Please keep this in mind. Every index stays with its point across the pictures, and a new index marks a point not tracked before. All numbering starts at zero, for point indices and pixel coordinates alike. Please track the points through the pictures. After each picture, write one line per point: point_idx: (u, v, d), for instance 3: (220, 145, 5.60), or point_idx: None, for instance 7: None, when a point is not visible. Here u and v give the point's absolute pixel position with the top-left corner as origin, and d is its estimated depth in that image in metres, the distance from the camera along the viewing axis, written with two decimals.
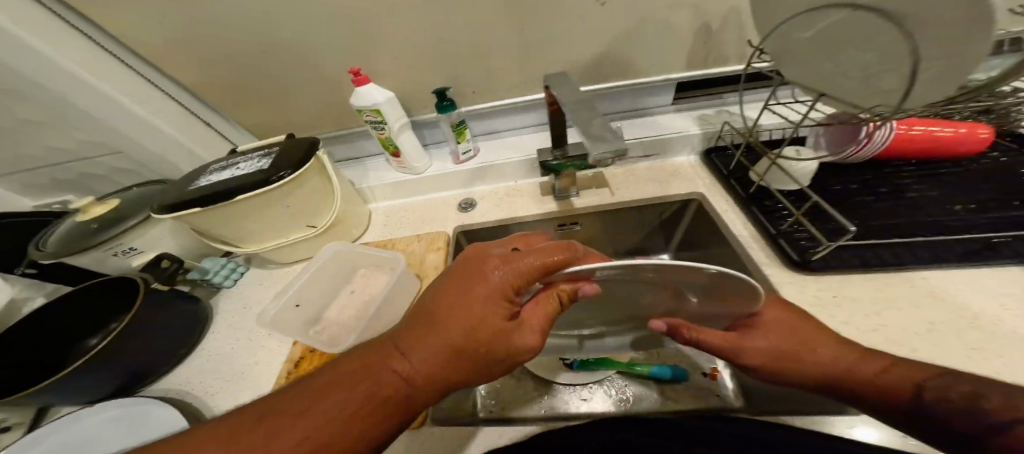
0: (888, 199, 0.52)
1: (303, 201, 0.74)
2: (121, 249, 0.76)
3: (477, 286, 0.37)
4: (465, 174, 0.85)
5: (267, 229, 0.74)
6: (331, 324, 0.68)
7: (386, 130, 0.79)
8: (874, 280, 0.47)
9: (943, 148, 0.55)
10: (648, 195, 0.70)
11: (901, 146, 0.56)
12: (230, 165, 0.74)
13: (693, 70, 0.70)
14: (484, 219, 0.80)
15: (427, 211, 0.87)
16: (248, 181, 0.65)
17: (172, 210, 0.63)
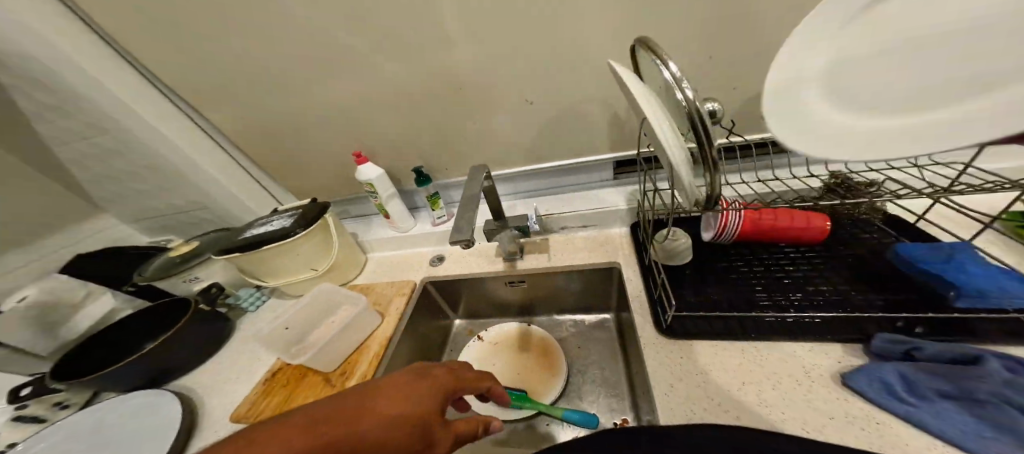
0: (794, 275, 0.52)
1: (310, 250, 0.90)
2: (189, 279, 0.93)
3: (421, 384, 0.43)
4: (439, 234, 0.99)
5: (280, 271, 0.90)
6: (307, 348, 0.80)
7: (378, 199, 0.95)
8: (743, 346, 0.49)
9: (793, 235, 0.54)
10: (577, 259, 0.77)
11: (750, 235, 0.56)
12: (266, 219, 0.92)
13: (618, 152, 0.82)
14: (446, 273, 0.91)
15: (406, 262, 1.01)
16: (270, 235, 0.83)
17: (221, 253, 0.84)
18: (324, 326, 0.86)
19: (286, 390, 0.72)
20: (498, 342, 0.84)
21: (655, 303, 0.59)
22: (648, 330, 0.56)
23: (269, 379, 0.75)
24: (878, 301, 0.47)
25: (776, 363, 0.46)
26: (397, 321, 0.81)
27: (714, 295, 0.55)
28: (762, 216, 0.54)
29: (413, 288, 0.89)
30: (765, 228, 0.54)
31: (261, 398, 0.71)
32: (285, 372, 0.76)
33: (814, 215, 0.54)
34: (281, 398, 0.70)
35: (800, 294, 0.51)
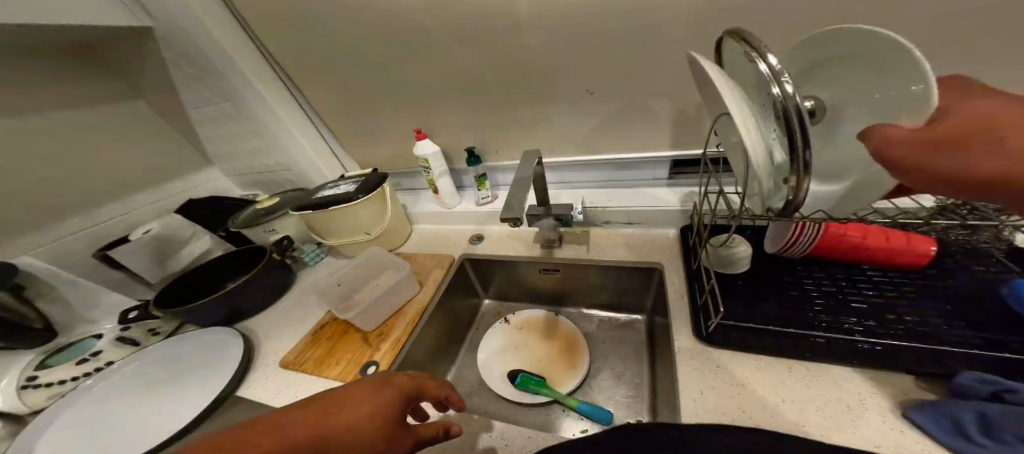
0: (859, 300, 0.47)
1: (368, 215, 0.98)
2: (268, 230, 1.05)
3: (385, 390, 0.46)
4: (481, 215, 1.02)
5: (340, 231, 0.99)
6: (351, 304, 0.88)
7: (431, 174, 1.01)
8: (791, 363, 0.44)
9: (883, 258, 0.47)
10: (616, 255, 0.75)
11: (825, 251, 0.50)
12: (334, 185, 1.02)
13: (676, 151, 0.79)
14: (483, 252, 0.94)
15: (447, 237, 1.06)
16: (338, 198, 0.92)
17: (297, 209, 0.94)
18: (370, 284, 0.93)
19: (331, 339, 0.79)
20: (526, 328, 0.85)
21: (695, 311, 0.55)
22: (683, 334, 0.53)
23: (318, 327, 0.84)
24: (977, 340, 0.39)
25: (827, 387, 0.41)
26: (433, 290, 0.86)
27: (766, 310, 0.50)
28: (845, 232, 0.48)
29: (451, 262, 0.93)
30: (846, 247, 0.48)
31: (310, 344, 0.79)
32: (331, 322, 0.84)
33: (917, 238, 0.47)
34: (327, 344, 0.78)
35: (873, 319, 0.44)
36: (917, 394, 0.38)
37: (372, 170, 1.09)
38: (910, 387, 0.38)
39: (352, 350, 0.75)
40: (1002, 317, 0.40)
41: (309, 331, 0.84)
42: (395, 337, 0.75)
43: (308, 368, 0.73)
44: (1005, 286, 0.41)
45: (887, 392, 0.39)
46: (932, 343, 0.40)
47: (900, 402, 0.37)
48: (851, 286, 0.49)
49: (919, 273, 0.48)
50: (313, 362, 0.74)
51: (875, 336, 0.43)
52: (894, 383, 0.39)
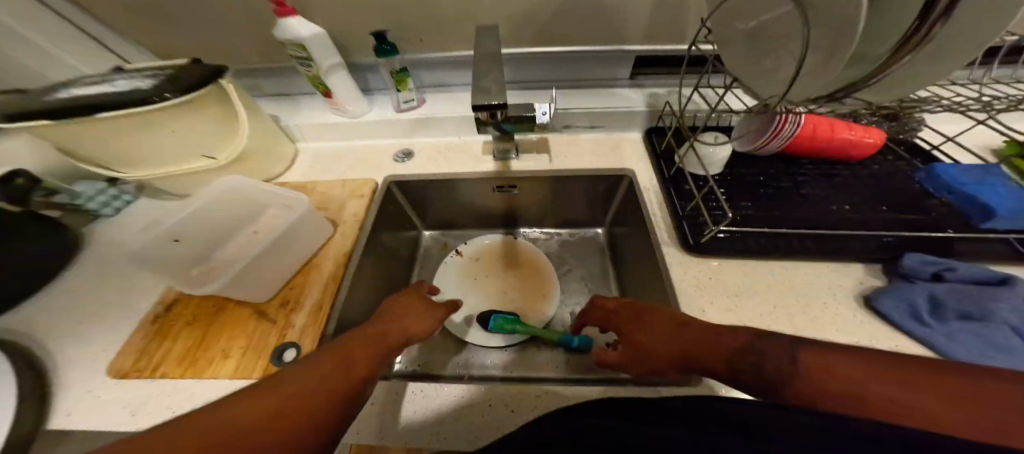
0: (803, 195, 0.55)
1: (202, 129, 0.59)
2: None
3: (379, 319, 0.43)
4: (404, 125, 0.76)
5: (147, 158, 0.58)
6: (216, 268, 0.56)
7: (314, 67, 0.67)
8: (769, 265, 0.50)
9: (839, 151, 0.56)
10: (583, 164, 0.68)
11: (801, 146, 0.56)
12: (105, 79, 0.55)
13: (643, 43, 0.70)
14: (418, 171, 0.73)
15: (356, 156, 0.77)
16: (119, 97, 0.50)
17: (14, 119, 0.47)
18: (240, 236, 0.61)
19: (201, 327, 0.50)
20: (480, 258, 0.75)
21: (676, 219, 0.55)
22: (668, 245, 0.54)
23: (159, 316, 0.52)
24: (878, 220, 0.50)
25: (800, 286, 0.48)
26: (356, 229, 0.63)
27: (739, 211, 0.54)
28: (822, 127, 0.54)
29: (374, 190, 0.69)
30: (820, 140, 0.54)
31: (156, 344, 0.48)
32: (188, 305, 0.53)
33: (870, 131, 0.55)
34: (196, 336, 0.49)
35: (815, 214, 0.53)
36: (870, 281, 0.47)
37: (188, 59, 0.63)
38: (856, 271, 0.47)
39: (246, 332, 0.50)
40: (887, 201, 0.53)
41: (140, 325, 0.50)
42: (316, 303, 0.53)
43: (169, 375, 0.45)
44: (927, 171, 0.53)
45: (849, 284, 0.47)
46: (855, 228, 0.50)
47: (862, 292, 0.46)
48: (794, 184, 0.57)
49: (835, 168, 0.58)
50: (178, 364, 0.46)
51: (818, 227, 0.51)
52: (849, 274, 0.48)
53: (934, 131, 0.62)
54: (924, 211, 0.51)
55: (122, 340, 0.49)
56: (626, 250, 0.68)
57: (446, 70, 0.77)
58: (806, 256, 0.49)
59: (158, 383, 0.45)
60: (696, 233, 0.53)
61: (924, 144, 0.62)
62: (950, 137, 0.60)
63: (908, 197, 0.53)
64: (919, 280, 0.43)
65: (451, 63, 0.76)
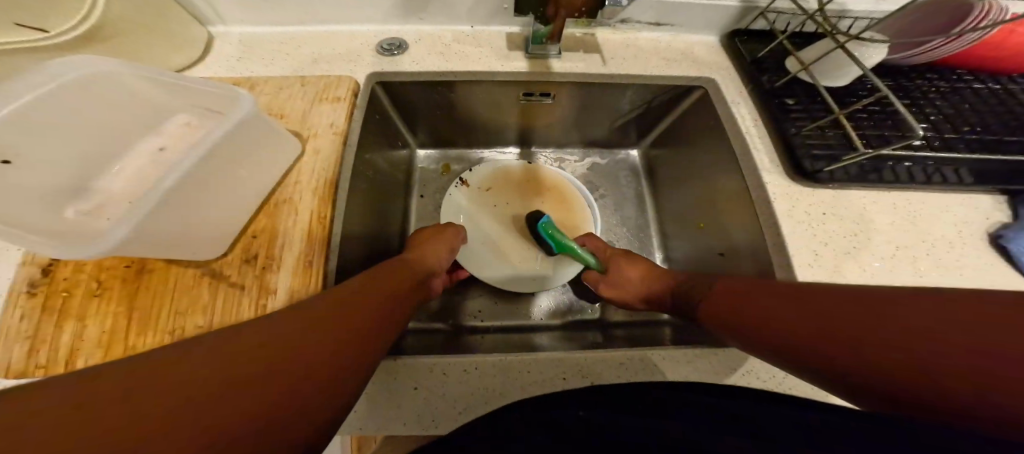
0: (921, 114, 0.45)
1: None
2: None
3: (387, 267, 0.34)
4: (394, 3, 0.52)
5: None
6: (110, 206, 0.34)
7: None
8: (892, 196, 0.42)
9: (1015, 60, 0.46)
10: (645, 69, 0.52)
11: (977, 52, 0.46)
12: None
13: None
14: (417, 69, 0.51)
15: (324, 47, 0.53)
16: None
17: None
18: (137, 152, 0.37)
19: (125, 299, 0.33)
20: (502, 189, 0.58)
21: (781, 142, 0.44)
22: (770, 173, 0.43)
23: (49, 286, 0.33)
24: (1010, 144, 0.42)
25: (920, 223, 0.40)
26: (338, 147, 0.42)
27: (862, 127, 0.43)
28: (1020, 26, 0.43)
29: (355, 91, 0.47)
30: (1006, 45, 0.44)
31: (56, 330, 0.31)
32: (98, 268, 0.34)
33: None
34: (119, 313, 0.32)
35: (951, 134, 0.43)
36: (997, 217, 0.41)
37: None
38: (983, 205, 0.42)
39: (201, 302, 0.33)
40: (1015, 123, 0.44)
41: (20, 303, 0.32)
42: (299, 257, 0.36)
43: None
44: None
45: (978, 218, 0.41)
46: (982, 153, 0.42)
47: (990, 226, 0.40)
48: (908, 100, 0.46)
49: (952, 84, 0.48)
50: (102, 356, 0.30)
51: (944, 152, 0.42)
52: (976, 208, 0.41)
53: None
54: None
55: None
56: (677, 176, 0.56)
57: None
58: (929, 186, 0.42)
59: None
60: (817, 157, 0.42)
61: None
62: None
63: None
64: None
65: None
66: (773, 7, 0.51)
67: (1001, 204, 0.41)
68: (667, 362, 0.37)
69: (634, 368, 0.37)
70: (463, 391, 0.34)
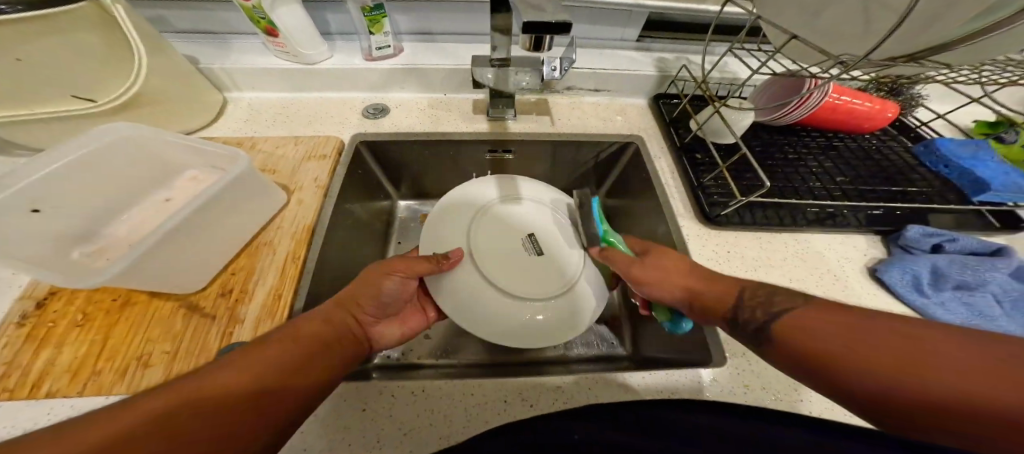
0: (805, 169, 0.55)
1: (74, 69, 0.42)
2: None
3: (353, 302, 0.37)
4: (379, 75, 0.63)
5: None
6: (112, 247, 0.41)
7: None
8: (786, 237, 0.50)
9: (855, 122, 0.57)
10: (586, 130, 0.62)
11: (822, 116, 0.56)
12: None
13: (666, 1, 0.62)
14: (396, 128, 0.61)
15: (317, 111, 0.63)
16: None
17: None
18: (143, 204, 0.44)
19: (103, 330, 0.37)
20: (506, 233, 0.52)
21: (689, 189, 0.53)
22: (684, 218, 0.51)
23: (38, 319, 0.38)
24: (876, 195, 0.51)
25: (812, 259, 0.48)
26: (318, 198, 0.50)
27: (747, 181, 0.53)
28: (845, 97, 0.54)
29: (340, 149, 0.56)
30: (840, 111, 0.55)
31: (34, 356, 0.35)
32: (87, 302, 0.39)
33: (888, 104, 0.56)
34: (95, 341, 0.36)
35: (821, 187, 0.52)
36: (874, 252, 0.49)
37: None
38: (862, 243, 0.50)
39: (172, 331, 0.38)
40: (880, 175, 0.54)
41: (9, 332, 0.37)
42: (268, 292, 0.41)
43: (55, 396, 0.33)
44: (924, 144, 0.56)
45: (858, 256, 0.48)
46: (858, 200, 0.50)
47: (869, 262, 0.48)
48: (796, 158, 0.56)
49: (830, 144, 0.59)
50: (66, 381, 0.34)
51: (825, 199, 0.51)
52: (856, 246, 0.49)
53: (923, 106, 0.63)
54: (912, 185, 0.53)
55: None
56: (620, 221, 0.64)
57: (431, 12, 0.66)
58: (813, 228, 0.50)
59: (31, 412, 0.32)
60: (715, 204, 0.50)
61: (908, 119, 0.64)
62: (935, 113, 0.62)
63: (894, 174, 0.55)
64: (921, 252, 0.45)
65: (436, 4, 0.65)
66: (680, 77, 0.64)
67: (875, 243, 0.50)
68: (597, 387, 0.41)
69: (569, 392, 0.41)
70: (408, 414, 0.38)
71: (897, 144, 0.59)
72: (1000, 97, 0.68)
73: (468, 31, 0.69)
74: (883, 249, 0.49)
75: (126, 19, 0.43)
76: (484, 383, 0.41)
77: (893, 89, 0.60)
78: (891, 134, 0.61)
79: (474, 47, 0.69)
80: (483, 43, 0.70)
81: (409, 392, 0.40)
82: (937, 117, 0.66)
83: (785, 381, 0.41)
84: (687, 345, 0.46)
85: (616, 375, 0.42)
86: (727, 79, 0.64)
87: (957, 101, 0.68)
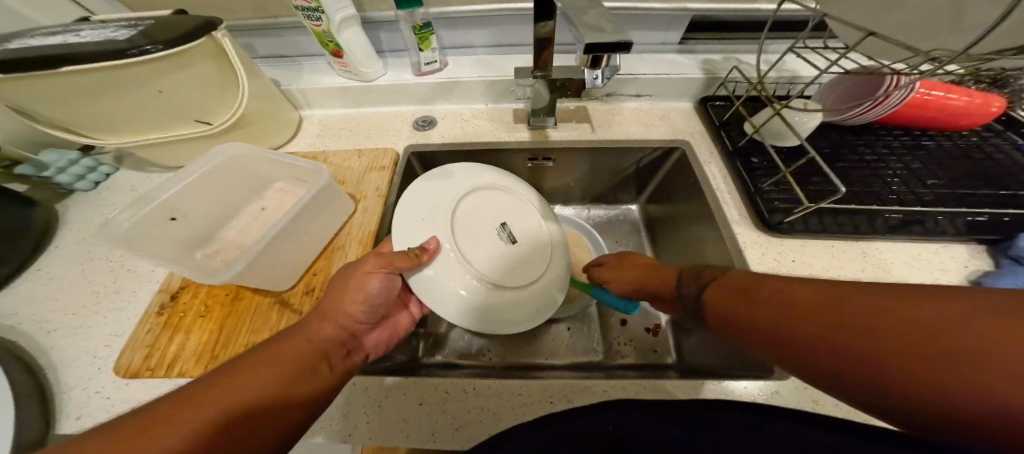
0: (877, 175, 0.50)
1: (195, 96, 0.51)
2: None
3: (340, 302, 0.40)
4: (428, 89, 0.68)
5: (111, 128, 0.49)
6: (224, 250, 0.50)
7: (324, 21, 0.58)
8: (859, 247, 0.46)
9: (945, 121, 0.51)
10: (628, 136, 0.62)
11: (907, 114, 0.51)
12: (65, 32, 0.47)
13: (714, 2, 0.60)
14: (444, 139, 0.66)
15: (375, 125, 0.70)
16: (93, 50, 0.41)
17: None
18: (245, 213, 0.53)
19: (218, 320, 0.46)
20: (487, 214, 0.48)
21: (747, 195, 0.52)
22: (740, 225, 0.50)
23: (171, 310, 0.47)
24: (968, 202, 0.46)
25: (889, 271, 0.44)
26: (380, 207, 0.56)
27: (814, 185, 0.50)
28: (936, 91, 0.49)
29: (396, 161, 0.62)
30: (928, 108, 0.50)
31: (170, 340, 0.44)
32: (205, 297, 0.49)
33: (993, 97, 0.50)
34: (213, 330, 0.45)
35: (896, 193, 0.48)
36: (976, 265, 0.44)
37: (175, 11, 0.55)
38: (959, 254, 0.45)
39: (268, 324, 0.45)
40: (978, 180, 0.48)
41: (151, 320, 0.46)
42: None
43: (186, 374, 0.42)
44: None
45: (947, 269, 0.44)
46: (945, 208, 0.45)
47: (966, 275, 0.43)
48: (867, 162, 0.52)
49: (909, 145, 0.53)
50: (193, 363, 0.42)
51: (902, 208, 0.47)
52: (944, 259, 0.45)
53: None
54: (1017, 189, 0.47)
55: (130, 337, 0.45)
56: (664, 226, 0.63)
57: (474, 26, 0.70)
58: (888, 239, 0.46)
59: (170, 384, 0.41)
60: (779, 211, 0.48)
61: (1015, 112, 0.55)
62: None
63: (991, 176, 0.49)
64: None
65: (480, 19, 0.68)
66: (729, 78, 0.61)
67: (976, 254, 0.45)
68: (643, 391, 0.42)
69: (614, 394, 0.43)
70: (461, 407, 0.43)
71: (996, 142, 0.52)
72: None
73: (509, 41, 0.72)
74: (988, 261, 0.44)
75: (231, 49, 0.52)
76: (532, 381, 0.44)
77: (990, 79, 0.53)
78: (990, 131, 0.54)
79: (514, 57, 0.72)
80: (524, 52, 0.72)
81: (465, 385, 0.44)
82: None
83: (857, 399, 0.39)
84: (739, 357, 0.45)
85: (663, 385, 0.42)
86: (781, 78, 0.60)
87: None
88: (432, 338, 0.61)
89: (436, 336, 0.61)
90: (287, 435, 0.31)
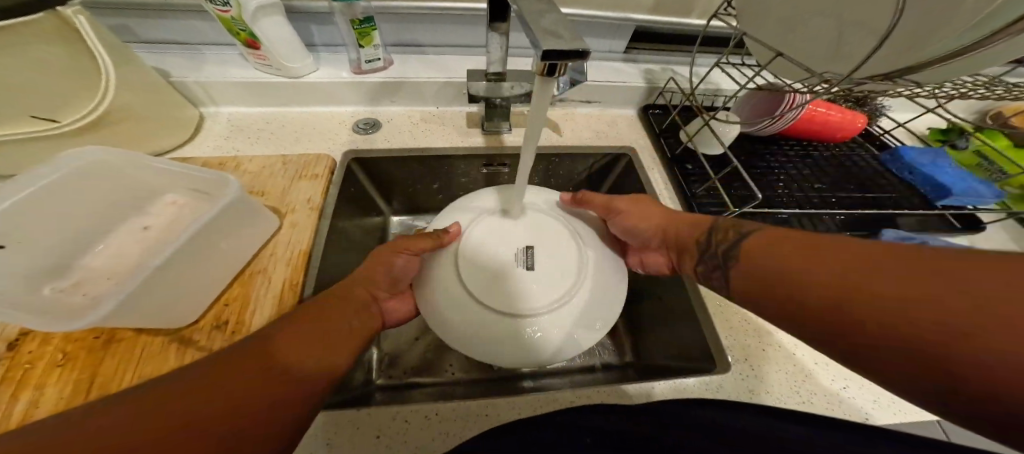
0: (788, 178, 0.58)
1: (39, 87, 0.39)
2: None
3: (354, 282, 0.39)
4: (368, 89, 0.62)
5: None
6: (89, 282, 0.38)
7: (231, 6, 0.49)
8: None
9: (830, 133, 0.61)
10: (580, 142, 0.63)
11: (801, 126, 0.60)
12: None
13: (653, 17, 0.64)
14: (388, 144, 0.60)
15: (304, 127, 0.61)
16: None
17: None
18: (122, 232, 0.42)
19: (92, 366, 0.35)
20: (513, 228, 0.44)
21: (683, 200, 0.55)
22: None
23: (11, 361, 0.34)
24: (852, 200, 0.55)
25: None
26: (313, 222, 0.48)
27: (737, 191, 0.55)
28: (820, 108, 0.58)
29: (332, 168, 0.55)
30: (817, 121, 0.59)
31: (11, 400, 0.32)
32: (65, 340, 0.36)
33: (858, 115, 0.60)
34: (85, 378, 0.34)
35: (801, 194, 0.55)
36: None
37: None
38: None
39: (167, 366, 0.36)
40: (854, 182, 0.58)
41: None
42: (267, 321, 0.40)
43: None
44: (889, 152, 0.61)
45: None
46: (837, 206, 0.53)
47: None
48: (779, 167, 0.59)
49: (807, 153, 0.62)
50: None
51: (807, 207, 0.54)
52: None
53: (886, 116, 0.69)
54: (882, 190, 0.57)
55: None
56: None
57: (420, 24, 0.65)
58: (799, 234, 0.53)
59: None
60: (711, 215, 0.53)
61: (876, 129, 0.68)
62: (897, 122, 0.67)
63: (865, 180, 0.59)
64: None
65: (426, 17, 0.64)
66: (667, 89, 0.66)
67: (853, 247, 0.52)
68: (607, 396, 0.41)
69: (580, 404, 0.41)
70: (419, 441, 0.37)
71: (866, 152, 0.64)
72: (949, 109, 0.74)
73: (458, 43, 0.69)
74: None
75: (92, 29, 0.41)
76: (496, 400, 0.41)
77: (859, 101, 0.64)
78: (861, 142, 0.65)
79: (464, 59, 0.69)
80: (475, 54, 0.70)
81: (420, 416, 0.39)
82: (899, 126, 0.71)
83: (790, 384, 0.41)
84: (689, 352, 0.47)
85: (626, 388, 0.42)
86: (709, 91, 0.67)
87: (915, 111, 0.74)
88: (380, 362, 0.54)
89: (383, 361, 0.54)
90: (307, 415, 0.27)
